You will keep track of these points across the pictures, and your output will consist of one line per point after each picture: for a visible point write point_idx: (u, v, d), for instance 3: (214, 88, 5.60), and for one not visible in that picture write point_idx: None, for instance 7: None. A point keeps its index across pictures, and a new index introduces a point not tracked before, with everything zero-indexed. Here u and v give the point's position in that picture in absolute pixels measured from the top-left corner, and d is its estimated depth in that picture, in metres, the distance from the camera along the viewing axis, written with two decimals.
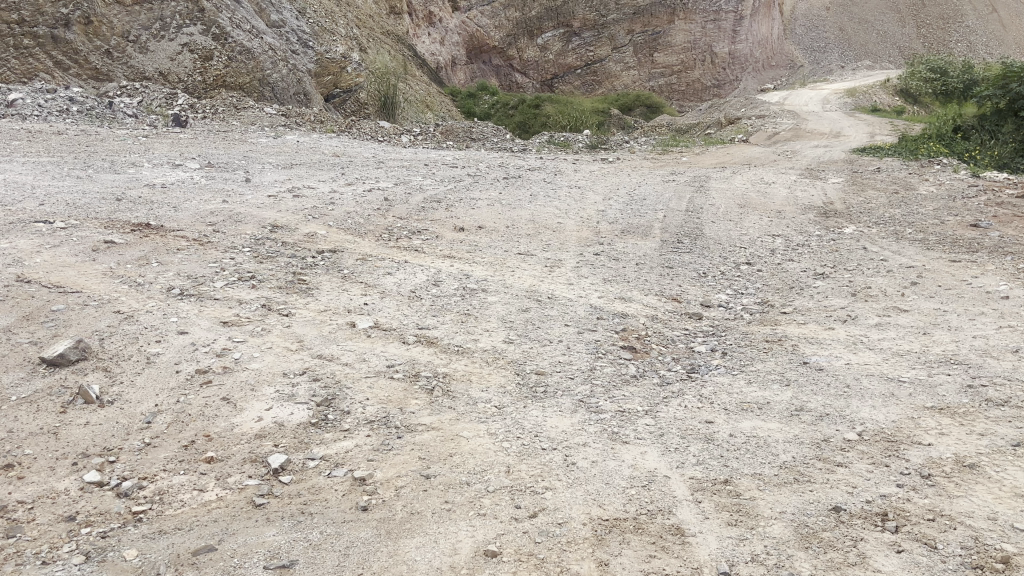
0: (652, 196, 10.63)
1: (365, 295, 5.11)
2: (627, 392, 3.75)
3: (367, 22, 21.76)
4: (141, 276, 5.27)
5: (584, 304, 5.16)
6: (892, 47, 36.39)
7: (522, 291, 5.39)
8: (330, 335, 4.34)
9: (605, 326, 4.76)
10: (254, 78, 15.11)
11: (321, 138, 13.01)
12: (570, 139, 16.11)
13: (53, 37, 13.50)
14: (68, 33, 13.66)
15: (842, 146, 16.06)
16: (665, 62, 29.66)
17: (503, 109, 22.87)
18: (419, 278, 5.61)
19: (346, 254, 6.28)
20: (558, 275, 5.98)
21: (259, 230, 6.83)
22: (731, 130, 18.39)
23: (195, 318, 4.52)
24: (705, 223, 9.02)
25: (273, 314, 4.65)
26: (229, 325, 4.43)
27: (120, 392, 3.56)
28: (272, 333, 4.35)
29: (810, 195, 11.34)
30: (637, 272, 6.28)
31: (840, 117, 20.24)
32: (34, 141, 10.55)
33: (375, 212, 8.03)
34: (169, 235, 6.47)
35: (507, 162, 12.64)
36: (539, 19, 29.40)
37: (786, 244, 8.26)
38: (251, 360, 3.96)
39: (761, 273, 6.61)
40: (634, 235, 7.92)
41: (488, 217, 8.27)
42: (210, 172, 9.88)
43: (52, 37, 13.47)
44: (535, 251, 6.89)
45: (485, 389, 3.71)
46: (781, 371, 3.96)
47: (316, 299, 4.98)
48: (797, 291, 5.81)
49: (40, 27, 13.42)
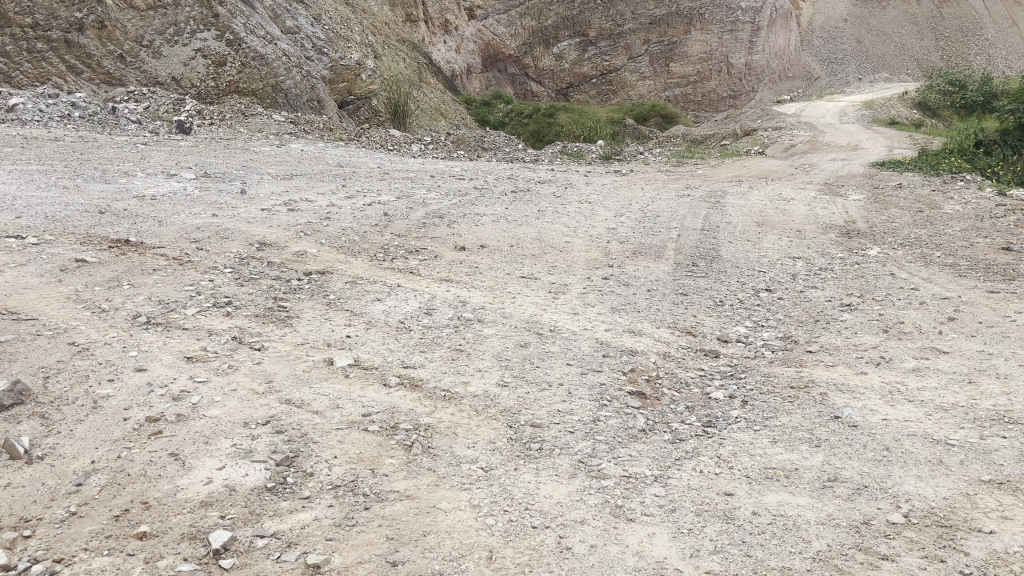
0: (666, 212, 10.17)
1: (349, 325, 4.66)
2: (634, 451, 3.28)
3: (383, 29, 21.44)
4: (108, 301, 4.86)
5: (589, 339, 4.69)
6: (910, 59, 35.84)
7: (522, 323, 4.92)
8: (303, 375, 3.90)
9: (611, 366, 4.29)
10: (268, 84, 14.73)
11: (326, 147, 12.60)
12: (583, 149, 15.69)
13: (66, 41, 13.28)
14: (82, 37, 13.41)
15: (862, 159, 15.54)
16: (681, 72, 29.10)
17: (517, 117, 22.44)
18: (411, 305, 5.16)
19: (335, 275, 5.86)
20: (563, 303, 5.52)
21: (245, 248, 6.41)
22: (747, 141, 17.90)
23: (158, 352, 4.10)
24: (722, 243, 8.54)
25: (244, 348, 4.22)
26: (192, 361, 4.01)
27: (54, 444, 3.14)
28: (240, 371, 3.92)
29: (831, 212, 10.84)
30: (649, 299, 5.81)
31: (858, 129, 19.71)
32: (28, 147, 10.20)
33: (372, 228, 7.61)
34: (150, 253, 6.07)
35: (517, 173, 12.20)
36: (555, 28, 29.32)
37: (807, 268, 7.78)
38: (210, 406, 3.53)
39: (781, 302, 6.13)
40: (647, 257, 7.45)
41: (492, 235, 7.83)
42: (206, 183, 9.48)
43: (65, 41, 13.26)
44: (539, 274, 6.43)
45: (471, 445, 3.25)
46: (809, 428, 3.48)
47: (294, 330, 4.54)
48: (822, 325, 5.32)
49: (53, 31, 13.26)
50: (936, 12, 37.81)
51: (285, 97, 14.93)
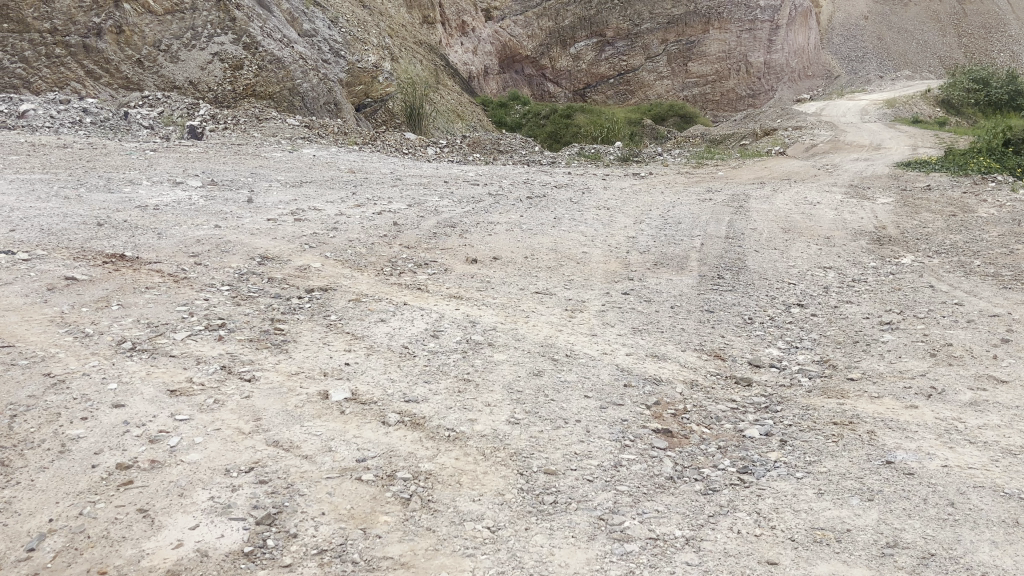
0: (688, 218, 9.77)
1: (348, 351, 4.31)
2: (661, 506, 2.94)
3: (399, 31, 21.10)
4: (93, 324, 4.53)
5: (609, 365, 4.31)
6: (932, 55, 35.18)
7: (535, 347, 4.54)
8: (295, 411, 3.55)
9: (634, 398, 3.91)
10: (284, 87, 14.40)
11: (339, 151, 12.28)
12: (601, 150, 15.30)
13: (85, 46, 13.09)
14: (100, 42, 13.22)
15: (886, 159, 15.04)
16: (699, 72, 28.57)
17: (534, 118, 22.09)
18: (417, 327, 4.80)
19: (338, 293, 5.52)
20: (581, 323, 5.14)
21: (246, 263, 6.09)
22: (767, 141, 17.42)
23: (140, 384, 3.76)
24: (748, 252, 8.13)
25: (233, 379, 3.88)
26: (176, 395, 3.66)
27: (10, 498, 2.81)
28: (226, 407, 3.57)
29: (859, 217, 10.38)
30: (673, 318, 5.42)
31: (881, 128, 19.18)
32: (34, 155, 9.96)
33: (380, 240, 7.27)
34: (145, 269, 5.76)
35: (534, 178, 11.82)
36: (573, 29, 28.97)
37: (838, 279, 7.36)
38: (190, 450, 3.18)
39: (815, 320, 5.72)
40: (669, 268, 7.06)
41: (506, 245, 7.48)
42: (213, 191, 9.20)
43: (84, 46, 13.07)
44: (555, 288, 6.06)
45: (476, 499, 2.91)
46: (857, 476, 3.12)
47: (289, 357, 4.19)
48: (861, 347, 4.91)
49: (71, 36, 13.06)
50: (959, 9, 37.09)
51: (302, 100, 14.57)
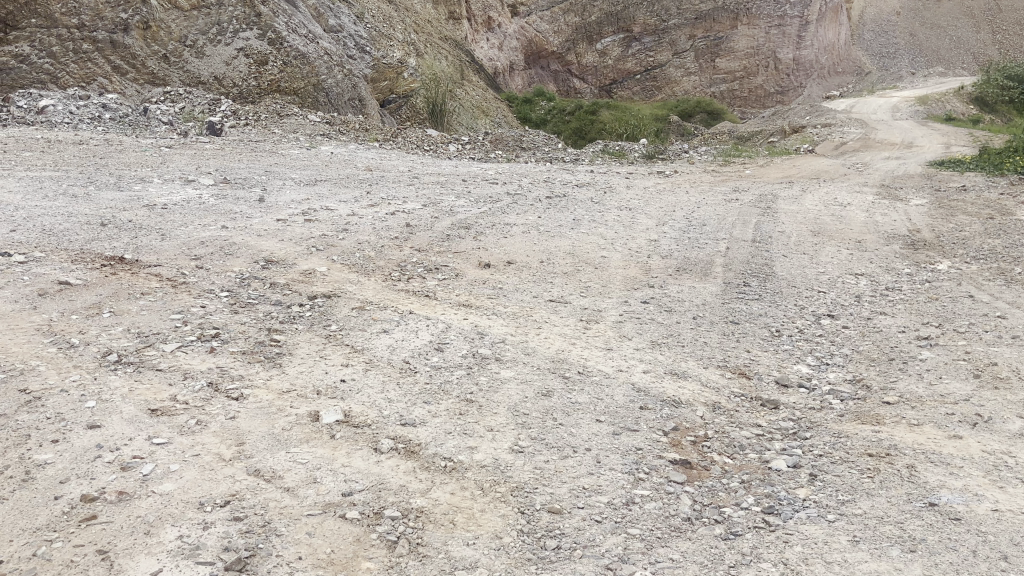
0: (713, 220, 9.42)
1: (345, 367, 4.04)
2: (676, 554, 2.69)
3: (424, 27, 20.82)
4: (80, 334, 4.30)
5: (624, 384, 4.01)
6: (966, 52, 34.44)
7: (546, 363, 4.24)
8: (282, 435, 3.30)
9: (650, 423, 3.61)
10: (310, 83, 14.39)
11: (357, 148, 12.04)
12: (625, 147, 14.94)
13: (112, 41, 12.90)
14: (127, 38, 13.04)
15: (918, 157, 14.55)
16: (727, 68, 28.06)
17: (558, 115, 21.76)
18: (420, 339, 4.52)
19: (342, 300, 5.25)
20: (596, 335, 4.83)
21: (249, 267, 5.87)
22: (796, 139, 16.95)
23: (119, 402, 3.52)
24: (776, 257, 7.78)
25: (218, 398, 3.62)
26: (157, 416, 3.42)
27: None
28: (207, 431, 3.32)
29: (892, 220, 9.95)
30: (695, 331, 5.09)
31: (913, 126, 18.64)
32: (48, 151, 9.82)
33: (391, 242, 7.00)
34: (143, 273, 5.54)
35: (554, 176, 11.51)
36: (599, 25, 28.54)
37: (871, 287, 6.99)
38: (164, 479, 2.94)
39: (847, 333, 5.37)
40: (692, 275, 6.73)
41: (522, 248, 7.19)
42: (225, 190, 8.98)
43: (111, 41, 12.88)
44: (570, 296, 5.76)
45: (471, 544, 2.67)
46: (898, 520, 2.82)
47: (282, 373, 3.93)
48: (897, 366, 4.56)
49: (99, 32, 12.88)
50: (994, 4, 36.29)
51: (326, 95, 14.62)
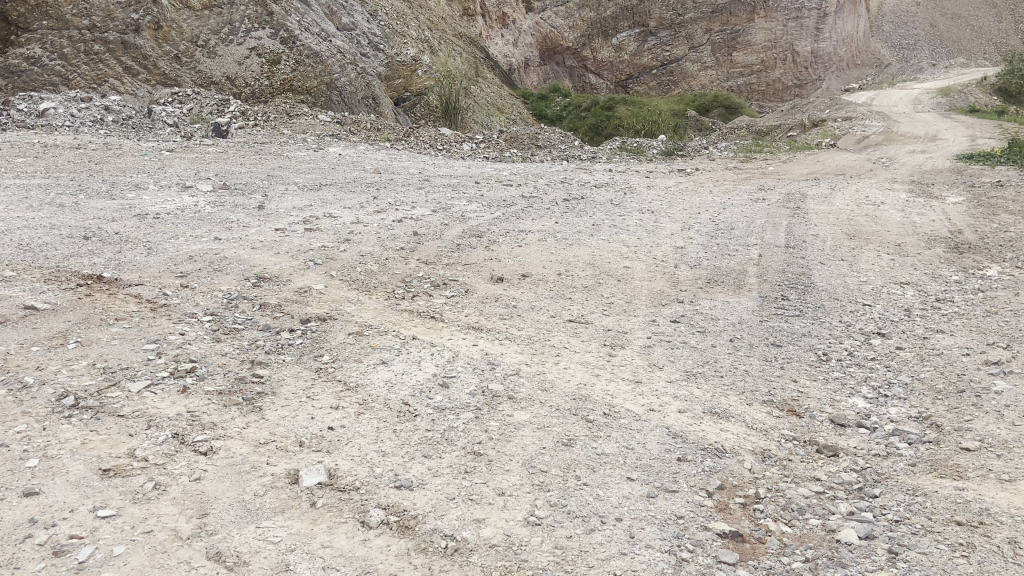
0: (742, 223, 8.82)
1: (335, 411, 3.50)
2: None
3: (439, 24, 20.24)
4: (38, 371, 3.80)
5: (657, 428, 3.45)
6: (988, 42, 33.60)
7: (566, 403, 3.66)
8: (253, 504, 2.78)
9: (690, 481, 3.06)
10: (322, 82, 13.87)
11: (367, 150, 11.52)
12: (644, 143, 14.30)
13: (123, 42, 12.43)
14: (138, 38, 12.58)
15: (945, 150, 13.88)
16: (745, 62, 27.51)
17: (575, 111, 21.19)
18: (423, 372, 3.97)
19: (338, 324, 4.72)
20: (622, 364, 4.26)
21: (240, 285, 5.36)
22: (816, 133, 16.31)
23: (67, 460, 3.01)
24: (813, 265, 7.18)
25: (184, 453, 3.10)
26: (109, 477, 2.90)
27: None
28: (166, 498, 2.80)
29: (931, 220, 9.30)
30: (735, 357, 4.51)
31: (936, 118, 17.92)
32: (42, 157, 9.35)
33: (396, 254, 6.46)
34: (121, 294, 5.05)
35: (572, 176, 10.93)
36: (615, 20, 27.75)
37: (919, 298, 6.37)
38: (104, 566, 2.43)
39: (903, 357, 4.77)
40: (724, 287, 6.14)
41: (539, 259, 6.64)
42: (223, 196, 8.49)
43: (122, 42, 12.41)
44: (590, 316, 5.20)
45: None
46: None
47: (261, 420, 3.40)
48: (971, 399, 3.94)
49: (111, 33, 12.43)
50: None
51: (339, 95, 14.07)
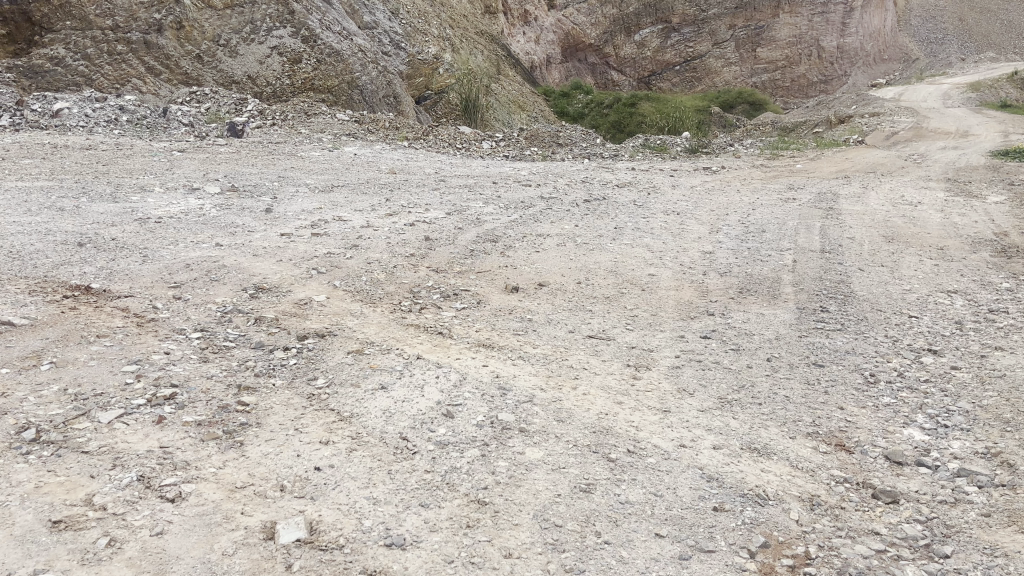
0: (773, 225, 8.36)
1: (324, 447, 3.10)
2: None
3: (461, 22, 19.83)
4: (3, 398, 3.44)
5: (689, 469, 3.03)
6: (1018, 35, 32.72)
7: (584, 437, 3.25)
8: (221, 566, 2.41)
9: (729, 536, 2.65)
10: (343, 80, 13.53)
11: (383, 149, 11.15)
12: (668, 141, 13.82)
13: (146, 42, 12.15)
14: (160, 38, 12.28)
15: (979, 147, 13.28)
16: (769, 58, 26.93)
17: (597, 108, 20.66)
18: (425, 400, 3.56)
19: (337, 340, 4.34)
20: (646, 390, 3.83)
21: (237, 298, 4.99)
22: (844, 129, 15.74)
23: (14, 509, 2.63)
24: (850, 271, 6.71)
25: (149, 499, 2.73)
26: (58, 531, 2.53)
27: None
28: (120, 558, 2.42)
29: (973, 220, 8.76)
30: (775, 380, 4.06)
31: (968, 113, 17.29)
32: (51, 158, 9.06)
33: (405, 261, 6.07)
34: (108, 308, 4.69)
35: (594, 175, 10.50)
36: (637, 16, 27.19)
37: (969, 309, 5.85)
38: None
39: (959, 378, 4.29)
40: (758, 298, 5.68)
41: (558, 266, 6.23)
42: (231, 199, 8.14)
43: (145, 42, 12.14)
44: (613, 331, 4.77)
45: None
46: None
47: (242, 459, 3.02)
48: None
49: (133, 32, 12.14)
50: None
51: (361, 93, 13.72)
